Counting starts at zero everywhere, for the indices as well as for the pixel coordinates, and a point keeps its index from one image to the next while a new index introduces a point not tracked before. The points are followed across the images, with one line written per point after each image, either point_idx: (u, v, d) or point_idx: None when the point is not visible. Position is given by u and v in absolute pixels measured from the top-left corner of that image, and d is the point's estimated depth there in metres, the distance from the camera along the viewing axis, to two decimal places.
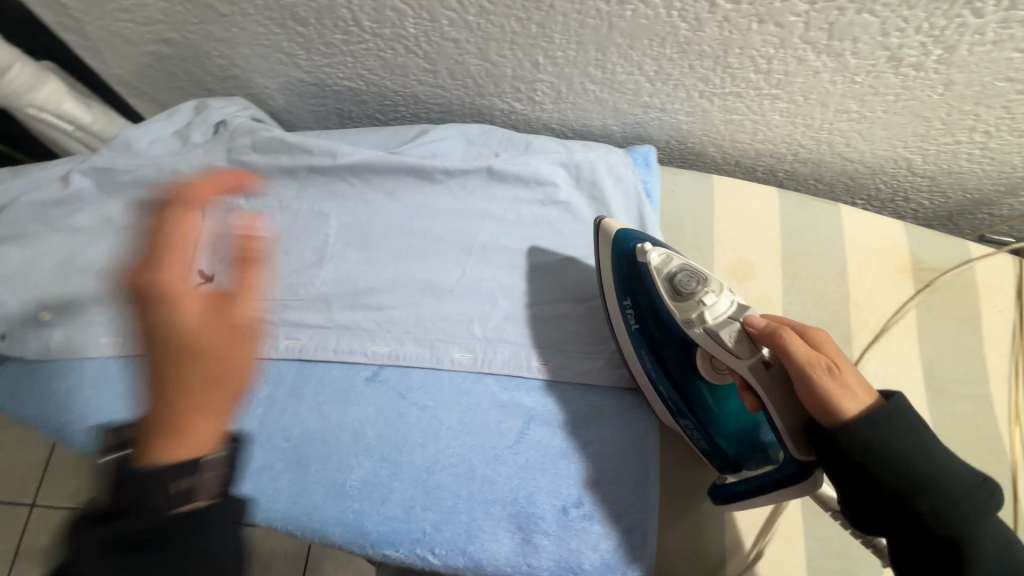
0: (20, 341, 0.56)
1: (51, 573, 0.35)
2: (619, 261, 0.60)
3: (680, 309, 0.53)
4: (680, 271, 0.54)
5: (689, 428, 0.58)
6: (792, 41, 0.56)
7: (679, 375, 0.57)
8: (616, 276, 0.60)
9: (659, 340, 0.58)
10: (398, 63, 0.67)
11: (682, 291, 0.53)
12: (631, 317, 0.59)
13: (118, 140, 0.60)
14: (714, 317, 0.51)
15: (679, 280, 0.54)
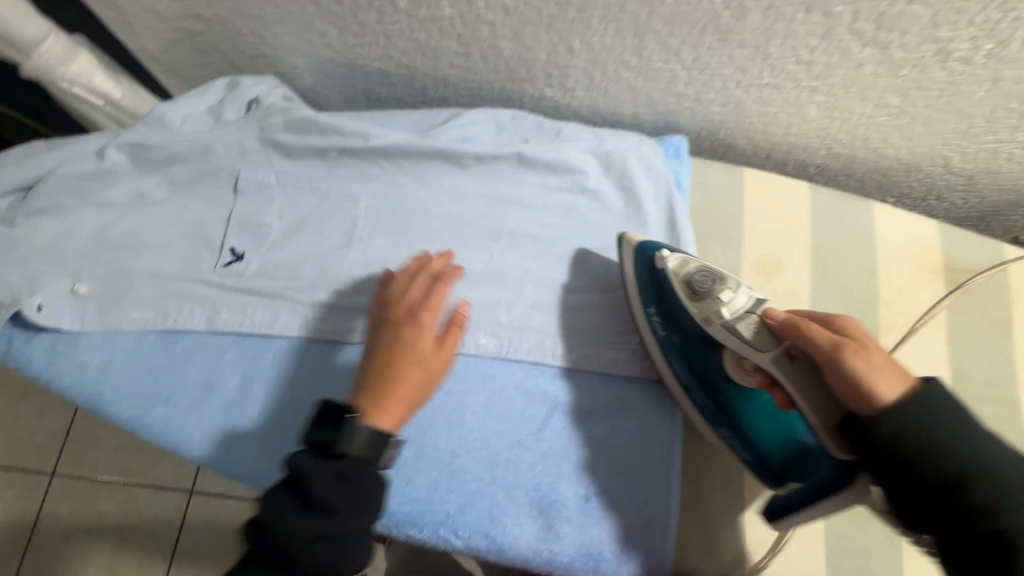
0: (55, 313, 0.57)
1: (278, 487, 0.46)
2: (642, 268, 0.61)
3: (697, 308, 0.55)
4: (696, 271, 0.56)
5: (727, 437, 0.56)
6: (838, 32, 0.54)
7: (710, 381, 0.57)
8: (640, 285, 0.61)
9: (687, 347, 0.57)
10: (431, 45, 0.66)
11: (698, 292, 0.55)
12: (658, 326, 0.59)
13: (153, 115, 0.60)
14: (731, 311, 0.52)
15: (696, 280, 0.55)
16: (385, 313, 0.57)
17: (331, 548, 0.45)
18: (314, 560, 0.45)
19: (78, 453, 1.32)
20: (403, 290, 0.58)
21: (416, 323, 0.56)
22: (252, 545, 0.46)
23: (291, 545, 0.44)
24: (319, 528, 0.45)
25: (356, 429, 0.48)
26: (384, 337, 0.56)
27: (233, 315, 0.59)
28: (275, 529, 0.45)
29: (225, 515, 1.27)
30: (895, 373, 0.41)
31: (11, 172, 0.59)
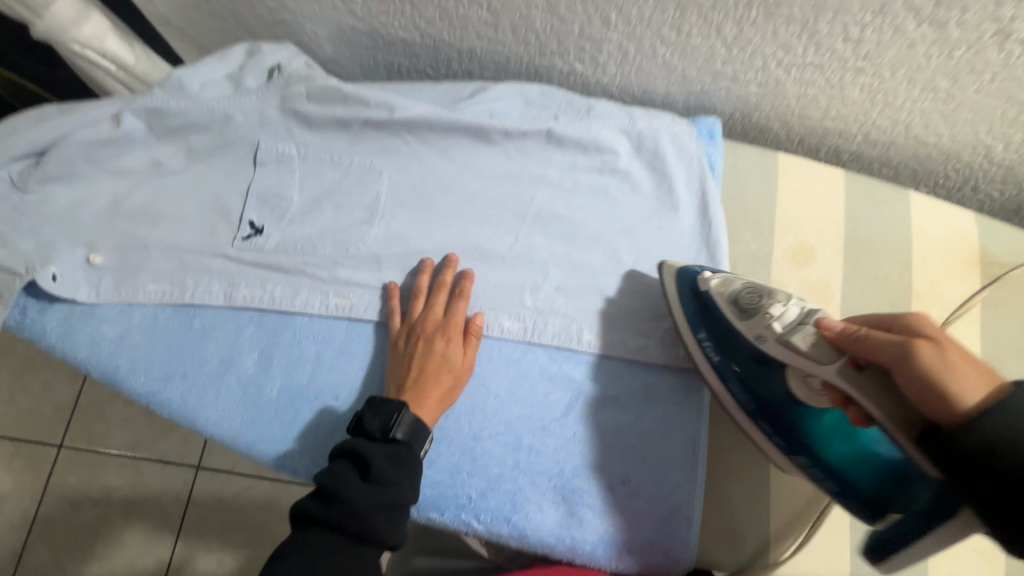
0: (70, 282, 0.55)
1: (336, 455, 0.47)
2: (685, 291, 0.57)
3: (748, 326, 0.52)
4: (742, 288, 0.54)
5: (802, 465, 0.50)
6: (894, 7, 0.51)
7: (777, 405, 0.52)
8: (686, 310, 0.57)
9: (746, 370, 0.53)
10: (459, 13, 0.63)
11: (746, 310, 0.52)
12: (712, 351, 0.55)
13: (171, 79, 0.58)
14: (782, 325, 0.49)
15: (743, 298, 0.53)
16: (409, 324, 0.57)
17: (391, 516, 0.45)
18: (377, 527, 0.44)
19: (85, 426, 1.32)
20: (423, 300, 0.58)
21: (443, 334, 0.56)
22: (311, 519, 0.45)
23: (354, 510, 0.44)
24: (381, 494, 0.45)
25: (404, 414, 0.50)
26: (412, 350, 0.56)
27: (251, 291, 0.57)
28: (338, 498, 0.45)
29: (231, 491, 1.27)
30: (979, 371, 0.36)
31: (23, 136, 0.56)
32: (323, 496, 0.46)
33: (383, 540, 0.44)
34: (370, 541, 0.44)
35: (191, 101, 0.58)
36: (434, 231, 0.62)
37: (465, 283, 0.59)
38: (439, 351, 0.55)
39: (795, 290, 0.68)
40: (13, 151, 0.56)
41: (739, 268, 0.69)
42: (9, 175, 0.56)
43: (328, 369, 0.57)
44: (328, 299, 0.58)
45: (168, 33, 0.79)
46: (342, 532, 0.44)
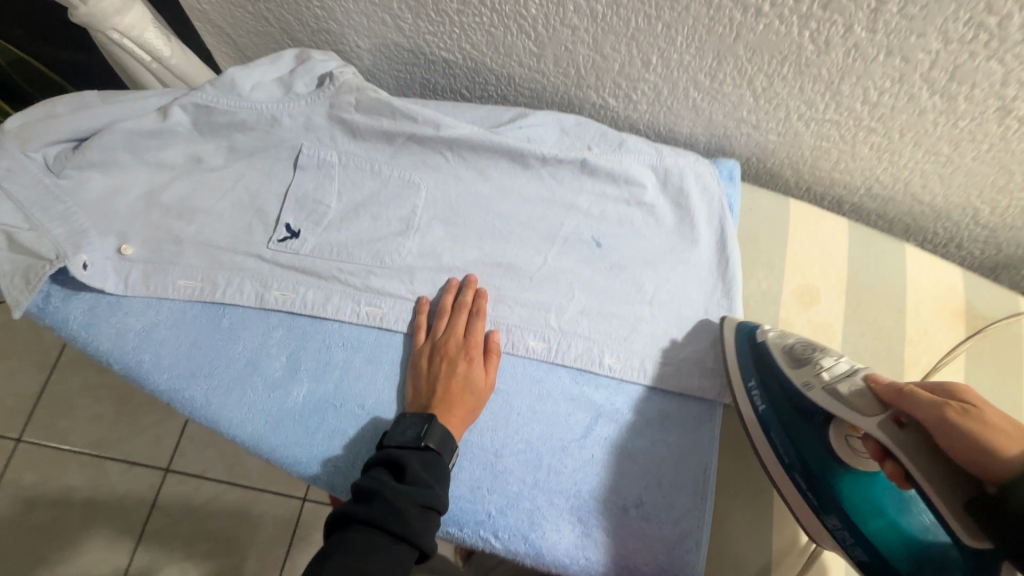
0: (100, 272, 0.55)
1: (373, 466, 0.49)
2: (742, 344, 0.60)
3: (797, 373, 0.55)
4: (796, 341, 0.58)
5: (836, 528, 0.51)
6: (912, 78, 0.56)
7: (813, 460, 0.53)
8: (739, 359, 0.59)
9: (789, 420, 0.55)
10: (506, 42, 0.66)
11: (798, 359, 0.56)
12: (759, 402, 0.57)
13: (224, 79, 0.58)
14: (831, 374, 0.52)
15: (797, 349, 0.57)
16: (433, 343, 0.57)
17: (428, 517, 0.46)
18: (416, 526, 0.45)
19: (53, 417, 1.27)
20: (446, 318, 0.59)
21: (466, 354, 0.57)
22: (351, 518, 0.45)
23: (395, 507, 0.45)
24: (419, 492, 0.46)
25: (434, 424, 0.51)
26: (435, 370, 0.56)
27: (283, 293, 0.58)
28: (378, 496, 0.45)
29: (201, 497, 1.22)
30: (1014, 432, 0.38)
31: (65, 121, 0.56)
32: (363, 498, 0.46)
33: (421, 540, 0.45)
34: (410, 541, 0.44)
35: (242, 101, 0.59)
36: (466, 247, 0.63)
37: (479, 301, 0.60)
38: (464, 373, 0.56)
39: (801, 329, 0.72)
40: (52, 135, 0.56)
41: (750, 304, 0.73)
42: (44, 158, 0.57)
43: (356, 377, 0.57)
44: (359, 307, 0.59)
45: (207, 29, 0.80)
46: (383, 531, 0.44)
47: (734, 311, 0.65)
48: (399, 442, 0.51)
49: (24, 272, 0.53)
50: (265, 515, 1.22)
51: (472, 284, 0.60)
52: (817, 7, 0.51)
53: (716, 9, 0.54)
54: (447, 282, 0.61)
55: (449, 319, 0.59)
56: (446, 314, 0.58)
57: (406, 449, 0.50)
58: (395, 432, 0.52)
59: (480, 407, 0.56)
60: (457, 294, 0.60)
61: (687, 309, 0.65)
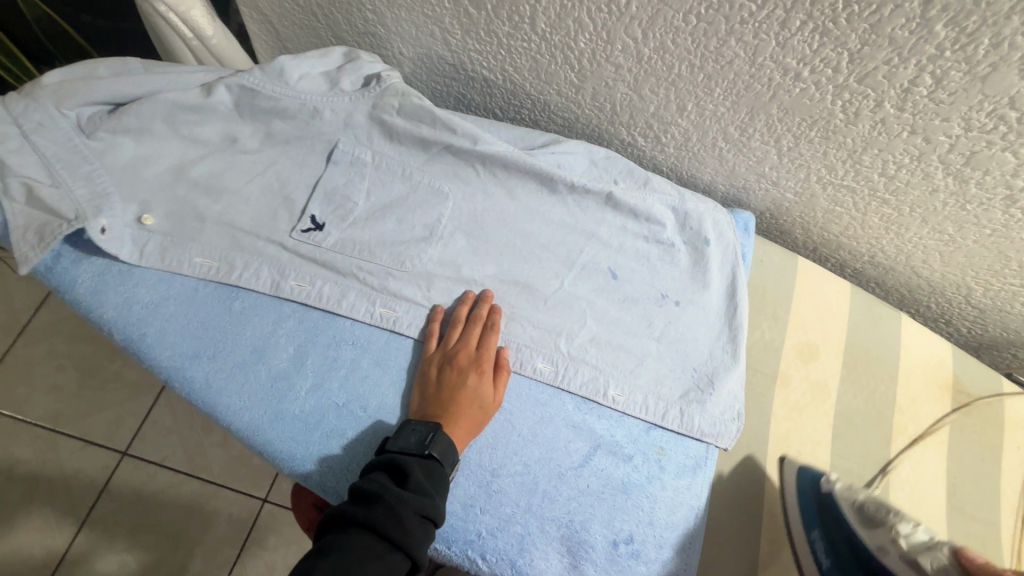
0: (116, 239, 0.54)
1: (376, 472, 0.48)
2: (802, 489, 0.63)
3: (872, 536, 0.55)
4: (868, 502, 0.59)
5: None
6: (930, 157, 0.59)
7: None
8: (801, 509, 0.62)
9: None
10: (549, 69, 0.68)
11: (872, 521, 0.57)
12: (823, 556, 0.58)
13: (274, 65, 0.59)
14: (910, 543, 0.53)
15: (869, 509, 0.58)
16: (444, 352, 0.57)
17: (426, 530, 0.45)
18: (414, 536, 0.44)
19: (10, 384, 1.21)
20: (460, 329, 0.58)
21: (476, 367, 0.56)
22: (351, 521, 0.44)
23: (396, 515, 0.44)
24: (420, 502, 0.46)
25: (438, 434, 0.50)
26: (443, 381, 0.55)
27: (299, 284, 0.57)
28: (379, 501, 0.45)
29: (157, 485, 1.17)
30: None
31: (106, 84, 0.56)
32: (363, 501, 0.46)
33: (417, 552, 0.44)
34: (406, 552, 0.44)
35: (287, 89, 0.59)
36: (487, 262, 0.64)
37: (494, 316, 0.59)
38: (473, 387, 0.55)
39: (798, 384, 0.73)
40: (91, 96, 0.55)
41: (752, 354, 0.74)
42: (78, 118, 0.56)
43: (362, 378, 0.56)
44: (373, 308, 0.58)
45: (252, 15, 0.81)
46: (381, 538, 0.43)
47: (737, 359, 0.66)
48: (403, 448, 0.50)
49: (38, 229, 0.52)
50: (221, 511, 1.17)
51: (488, 299, 0.60)
52: (853, 79, 0.54)
53: (757, 67, 0.57)
54: (465, 294, 0.61)
55: (462, 330, 0.58)
56: (460, 325, 0.58)
57: (409, 457, 0.49)
58: (399, 438, 0.51)
59: (484, 424, 0.55)
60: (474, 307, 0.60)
61: (692, 351, 0.66)
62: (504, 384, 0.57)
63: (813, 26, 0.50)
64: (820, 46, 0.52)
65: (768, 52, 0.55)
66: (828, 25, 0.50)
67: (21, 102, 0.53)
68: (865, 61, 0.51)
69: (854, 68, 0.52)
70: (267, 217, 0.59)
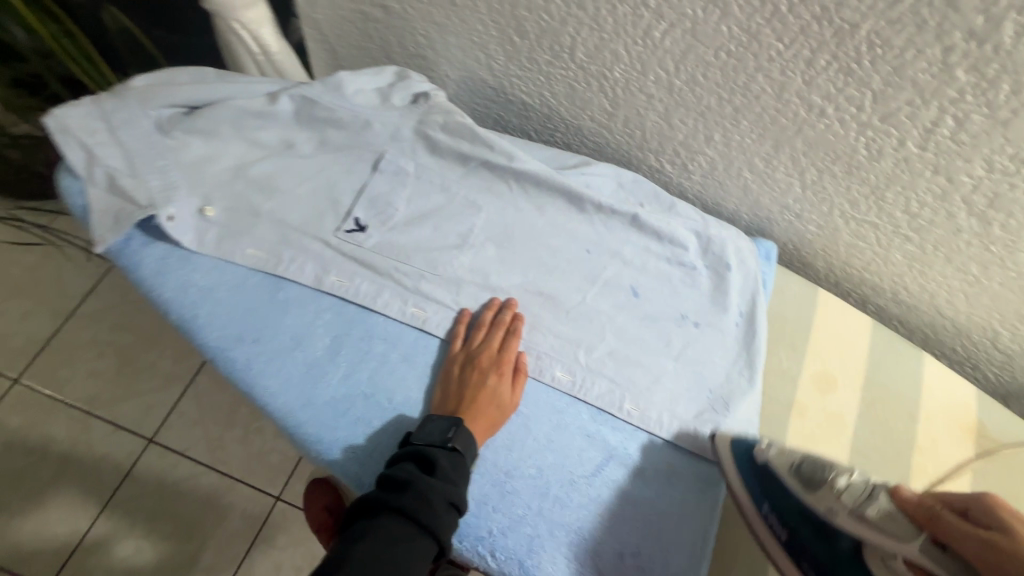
0: (180, 227, 0.60)
1: (403, 462, 0.51)
2: (743, 467, 0.60)
3: (817, 498, 0.56)
4: (803, 460, 0.58)
5: None
6: (954, 197, 0.60)
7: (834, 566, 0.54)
8: (746, 485, 0.60)
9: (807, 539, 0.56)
10: (584, 96, 0.72)
11: (813, 482, 0.56)
12: (777, 525, 0.58)
13: (334, 80, 0.65)
14: (851, 496, 0.54)
15: (806, 471, 0.57)
16: (467, 353, 0.60)
17: (453, 516, 0.49)
18: (442, 521, 0.48)
19: (54, 365, 1.28)
20: (484, 332, 0.61)
21: (497, 368, 0.59)
22: (382, 507, 0.48)
23: (426, 499, 0.48)
24: (447, 489, 0.49)
25: (461, 429, 0.53)
26: (465, 379, 0.58)
27: (339, 280, 0.61)
28: (410, 487, 0.49)
29: (178, 474, 1.21)
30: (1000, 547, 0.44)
31: (185, 89, 0.62)
32: (393, 487, 0.49)
33: (444, 536, 0.48)
34: (435, 536, 0.47)
35: (344, 102, 0.66)
36: (514, 271, 0.67)
37: (517, 322, 0.62)
38: (493, 388, 0.58)
39: (813, 414, 0.73)
40: (171, 99, 0.62)
41: (768, 381, 0.75)
42: (157, 117, 0.62)
43: (390, 372, 0.59)
44: (405, 307, 0.62)
45: (313, 35, 0.88)
46: (412, 522, 0.47)
47: (753, 383, 0.67)
48: (427, 440, 0.53)
49: (115, 214, 0.58)
50: (235, 505, 1.20)
51: (512, 307, 0.63)
52: (876, 118, 0.56)
53: (783, 103, 0.60)
54: (489, 301, 0.64)
55: (486, 333, 0.61)
56: (483, 329, 0.61)
57: (434, 448, 0.52)
58: (424, 431, 0.54)
59: (502, 421, 0.58)
60: (497, 312, 0.63)
61: (709, 372, 0.67)
62: (522, 386, 0.59)
63: (837, 66, 0.53)
64: (845, 85, 0.55)
65: (794, 88, 0.58)
66: (852, 65, 0.53)
67: (112, 101, 0.60)
68: (888, 101, 0.54)
69: (877, 107, 0.55)
70: (315, 216, 0.63)
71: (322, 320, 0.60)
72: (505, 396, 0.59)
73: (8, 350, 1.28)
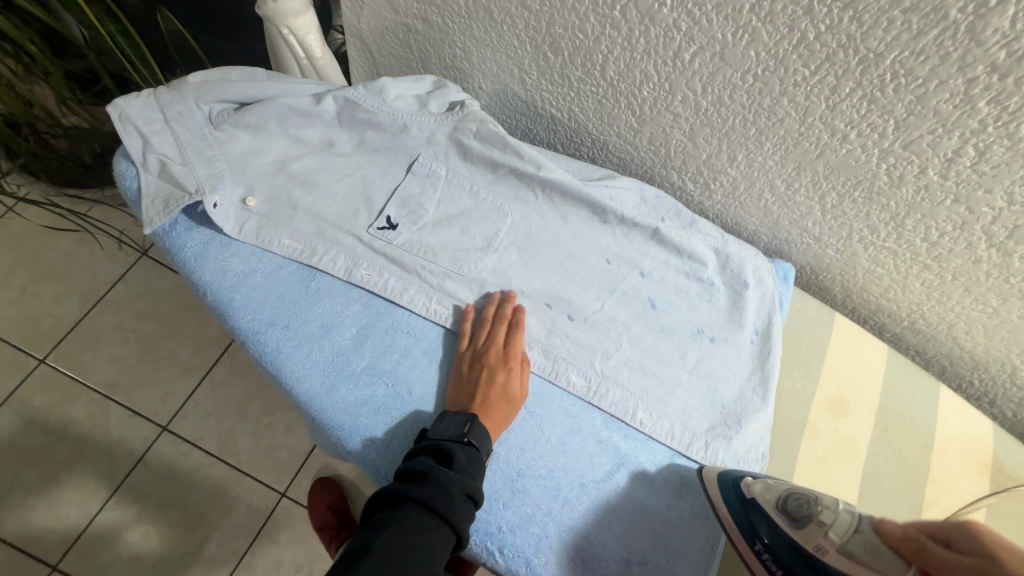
0: (224, 215, 0.63)
1: (421, 455, 0.53)
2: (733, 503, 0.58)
3: (804, 535, 0.52)
4: (789, 494, 0.55)
5: None
6: (973, 227, 0.61)
7: None
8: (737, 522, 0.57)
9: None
10: (612, 113, 0.75)
11: (797, 516, 0.53)
12: (770, 562, 0.54)
13: (377, 85, 0.68)
14: (837, 532, 0.50)
15: (791, 504, 0.54)
16: (475, 351, 0.61)
17: (469, 508, 0.51)
18: (460, 511, 0.49)
19: (77, 349, 1.31)
20: (487, 329, 0.62)
21: (505, 365, 0.61)
22: (404, 497, 0.49)
23: (446, 490, 0.49)
24: (465, 481, 0.51)
25: (476, 424, 0.55)
26: (475, 377, 0.60)
27: (369, 274, 0.64)
28: (430, 478, 0.50)
29: (189, 463, 1.24)
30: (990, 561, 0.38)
31: (237, 86, 0.65)
32: (413, 479, 0.51)
33: (461, 526, 0.49)
34: (453, 527, 0.49)
35: (384, 106, 0.68)
36: (535, 276, 0.69)
37: (518, 316, 0.64)
38: (500, 383, 0.59)
39: (825, 437, 0.73)
40: (224, 95, 0.66)
41: (781, 401, 0.76)
42: (209, 112, 0.66)
43: (412, 365, 0.61)
44: (430, 303, 0.64)
45: (355, 44, 0.93)
46: (432, 513, 0.48)
47: (766, 402, 0.68)
48: (444, 433, 0.55)
49: (165, 198, 0.61)
50: (242, 498, 1.22)
51: (511, 299, 0.65)
52: (898, 145, 0.58)
53: (807, 127, 0.62)
54: (488, 297, 0.65)
55: (489, 330, 0.63)
56: (484, 326, 0.63)
57: (451, 441, 0.54)
58: (440, 426, 0.55)
59: (512, 414, 0.60)
60: (496, 309, 0.64)
61: (722, 388, 0.68)
62: (527, 379, 0.61)
63: (861, 93, 0.55)
64: (868, 111, 0.56)
65: (818, 113, 0.60)
66: (876, 93, 0.54)
67: (168, 94, 0.64)
68: (910, 129, 0.56)
69: (899, 134, 0.57)
70: (349, 213, 0.66)
71: (349, 310, 0.63)
72: (514, 390, 0.60)
73: (33, 330, 1.31)
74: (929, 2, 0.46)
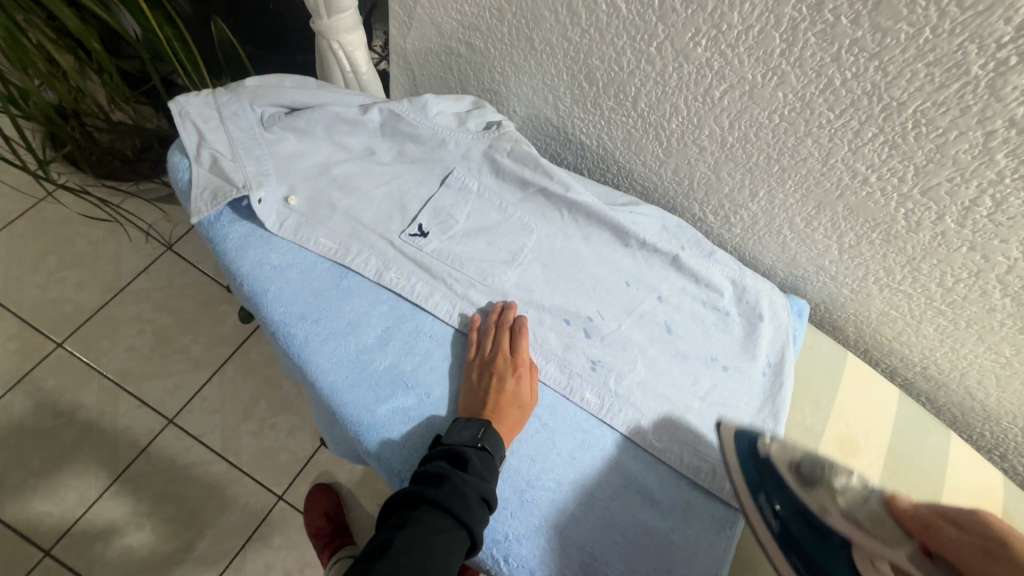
0: (267, 211, 0.66)
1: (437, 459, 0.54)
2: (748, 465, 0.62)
3: (811, 494, 0.57)
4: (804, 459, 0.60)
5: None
6: (988, 275, 0.62)
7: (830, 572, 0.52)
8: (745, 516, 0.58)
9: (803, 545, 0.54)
10: (640, 142, 0.78)
11: (809, 479, 0.58)
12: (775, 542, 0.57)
13: (420, 101, 0.72)
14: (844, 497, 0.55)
15: (804, 468, 0.59)
16: (482, 360, 0.62)
17: (483, 511, 0.52)
18: (474, 514, 0.50)
19: (94, 336, 1.33)
20: (492, 337, 0.64)
21: (514, 372, 0.62)
22: (422, 498, 0.50)
23: (461, 493, 0.51)
24: (479, 485, 0.52)
25: (489, 430, 0.56)
26: (485, 383, 0.61)
27: (398, 277, 0.67)
28: (446, 480, 0.51)
29: (193, 456, 1.25)
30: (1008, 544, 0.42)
31: (289, 92, 0.70)
32: (429, 481, 0.52)
33: (475, 528, 0.50)
34: (468, 529, 0.50)
35: (426, 120, 0.72)
36: (556, 292, 0.71)
37: (519, 321, 0.65)
38: (507, 388, 0.61)
39: None
40: (277, 100, 0.70)
41: (789, 435, 0.76)
42: (262, 114, 0.70)
43: (431, 368, 0.63)
44: (453, 310, 0.66)
45: (399, 62, 0.98)
46: (447, 514, 0.49)
47: (775, 434, 0.69)
48: (457, 438, 0.56)
49: (214, 190, 0.65)
50: (241, 496, 1.23)
51: (513, 308, 0.66)
52: (917, 190, 0.60)
53: (828, 167, 0.64)
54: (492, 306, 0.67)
55: (494, 338, 0.64)
56: (489, 334, 0.64)
57: (464, 445, 0.55)
58: (454, 431, 0.57)
59: (522, 418, 0.61)
60: (500, 318, 0.66)
61: (733, 416, 0.69)
62: (532, 385, 0.63)
63: (883, 139, 0.58)
64: (889, 157, 0.59)
65: (840, 156, 0.62)
66: (897, 139, 0.57)
67: (226, 95, 0.68)
68: (929, 176, 0.58)
69: (919, 180, 0.59)
70: (383, 219, 0.70)
71: (374, 311, 0.65)
72: (522, 395, 0.62)
73: (56, 315, 1.34)
74: (953, 57, 0.49)
